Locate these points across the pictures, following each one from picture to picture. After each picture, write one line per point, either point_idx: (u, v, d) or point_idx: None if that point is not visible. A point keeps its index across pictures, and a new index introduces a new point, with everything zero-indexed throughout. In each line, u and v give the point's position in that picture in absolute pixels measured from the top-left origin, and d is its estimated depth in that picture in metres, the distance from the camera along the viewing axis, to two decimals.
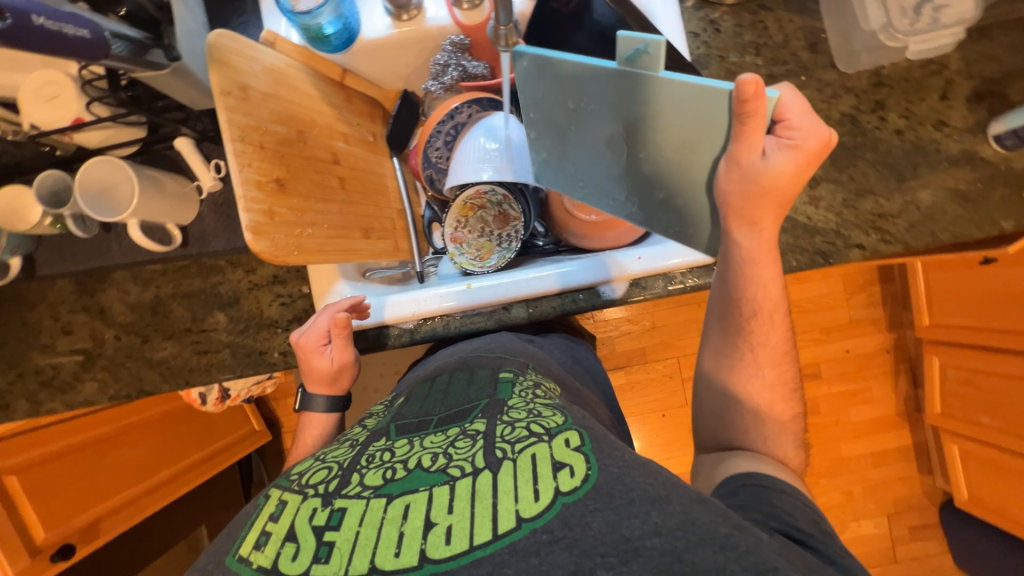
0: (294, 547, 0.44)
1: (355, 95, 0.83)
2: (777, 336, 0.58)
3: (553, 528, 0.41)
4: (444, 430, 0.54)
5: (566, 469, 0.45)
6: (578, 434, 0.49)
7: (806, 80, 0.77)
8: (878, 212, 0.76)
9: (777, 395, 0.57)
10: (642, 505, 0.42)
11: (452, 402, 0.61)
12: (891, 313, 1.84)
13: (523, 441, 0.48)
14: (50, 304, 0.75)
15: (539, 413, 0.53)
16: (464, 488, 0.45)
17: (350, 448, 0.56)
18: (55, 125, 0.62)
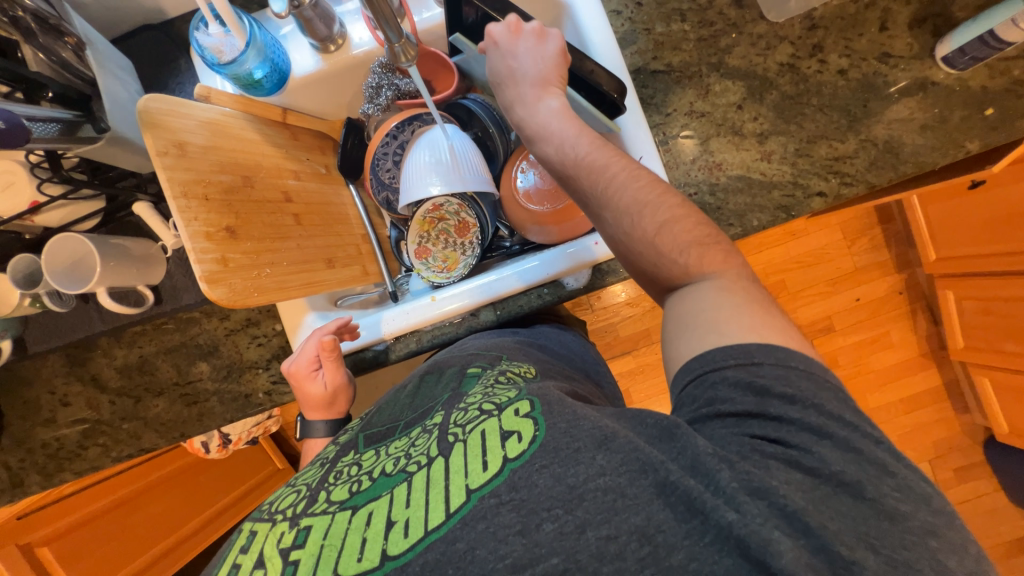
0: (263, 572, 0.48)
1: (300, 132, 0.85)
2: (598, 164, 0.58)
3: (501, 492, 0.44)
4: (408, 433, 0.59)
5: (513, 436, 0.47)
6: (528, 403, 0.51)
7: (737, 38, 0.75)
8: (833, 155, 0.74)
9: (644, 200, 0.54)
10: (587, 451, 0.44)
11: (418, 407, 0.65)
12: (897, 254, 1.78)
13: (474, 422, 0.52)
14: (45, 379, 0.79)
15: (493, 393, 0.57)
16: (420, 480, 0.48)
17: (320, 468, 0.60)
18: (15, 211, 0.65)
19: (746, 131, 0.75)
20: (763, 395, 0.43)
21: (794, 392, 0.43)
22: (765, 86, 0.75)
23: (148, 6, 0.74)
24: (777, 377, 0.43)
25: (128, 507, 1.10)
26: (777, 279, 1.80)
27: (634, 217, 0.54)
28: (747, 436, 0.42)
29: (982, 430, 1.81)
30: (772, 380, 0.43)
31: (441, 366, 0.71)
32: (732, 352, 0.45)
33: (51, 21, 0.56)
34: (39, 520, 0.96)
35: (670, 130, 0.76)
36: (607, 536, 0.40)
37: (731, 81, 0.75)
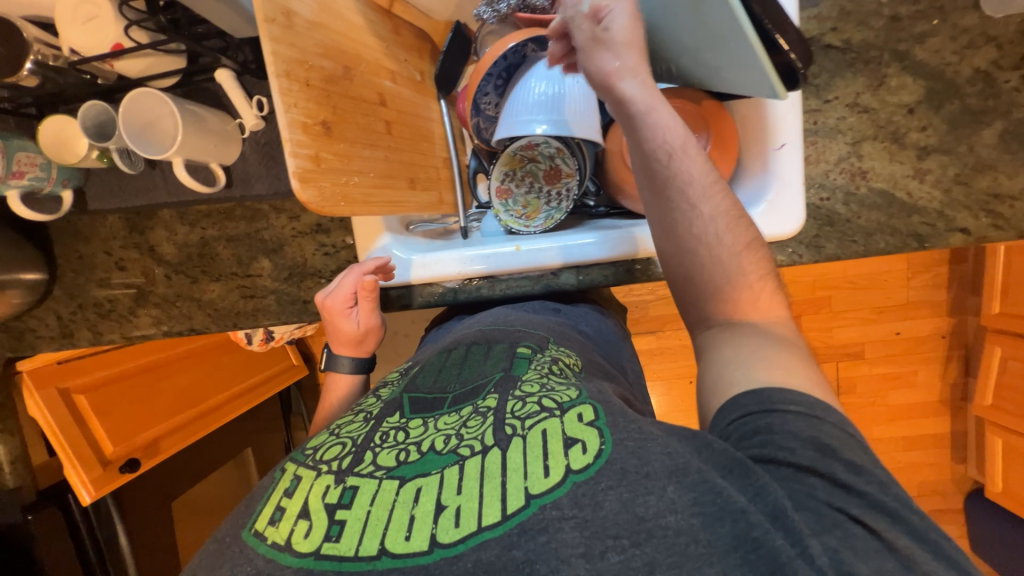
0: (306, 524, 0.42)
1: (402, 26, 0.75)
2: (734, 216, 0.53)
3: (564, 505, 0.39)
4: (458, 409, 0.51)
5: (578, 445, 0.42)
6: (592, 408, 0.46)
7: (937, 26, 0.64)
8: (994, 191, 0.66)
9: (720, 232, 0.52)
10: (658, 479, 0.39)
11: (467, 379, 0.57)
12: (954, 298, 1.71)
13: (534, 417, 0.45)
14: (102, 239, 0.76)
15: (552, 387, 0.50)
16: (474, 466, 0.43)
17: (364, 423, 0.52)
18: (95, 51, 0.58)
19: (908, 141, 0.66)
20: (827, 450, 0.40)
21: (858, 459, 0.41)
22: (948, 92, 0.65)
23: None
24: (839, 437, 0.41)
25: (154, 373, 1.13)
26: (825, 294, 1.73)
27: (755, 273, 0.52)
28: (828, 507, 0.38)
29: (970, 483, 1.84)
30: (836, 441, 0.41)
31: (493, 338, 0.64)
32: (793, 397, 0.43)
33: None
34: (71, 370, 0.97)
35: (823, 121, 0.67)
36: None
37: (912, 78, 0.65)
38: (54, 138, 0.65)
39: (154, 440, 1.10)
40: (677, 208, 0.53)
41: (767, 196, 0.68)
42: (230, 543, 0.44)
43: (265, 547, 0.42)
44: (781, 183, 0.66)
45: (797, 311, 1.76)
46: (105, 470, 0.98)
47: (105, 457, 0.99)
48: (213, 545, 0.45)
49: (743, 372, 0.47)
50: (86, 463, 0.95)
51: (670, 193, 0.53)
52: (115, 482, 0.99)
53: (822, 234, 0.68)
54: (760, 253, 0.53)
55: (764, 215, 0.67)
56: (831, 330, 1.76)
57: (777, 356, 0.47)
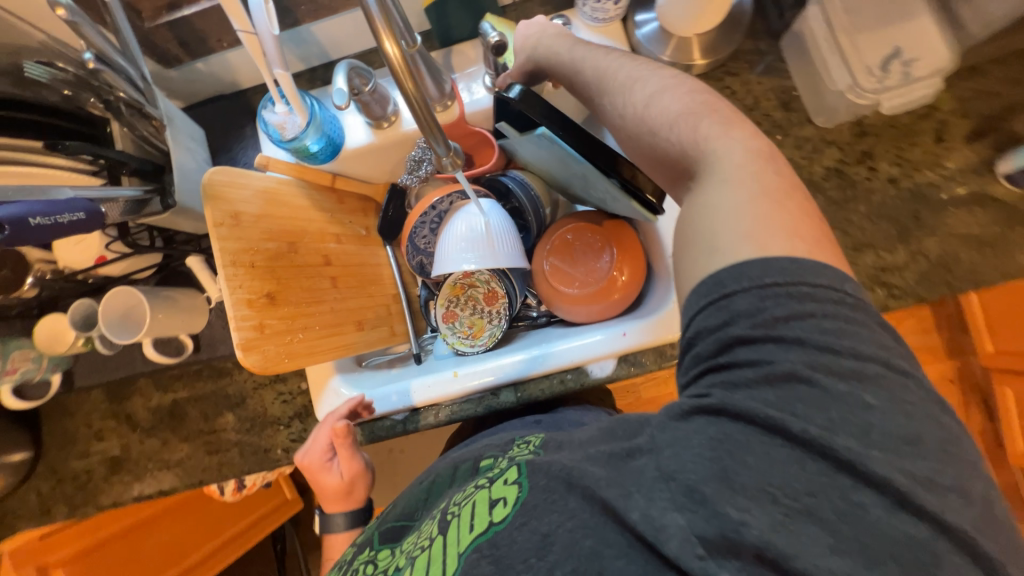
0: None
1: (347, 196, 0.89)
2: (776, 189, 0.44)
3: (482, 548, 0.44)
4: (421, 522, 0.59)
5: (501, 501, 0.47)
6: (517, 467, 0.49)
7: (782, 139, 0.75)
8: (880, 266, 0.72)
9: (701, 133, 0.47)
10: (560, 497, 0.43)
11: (434, 491, 0.65)
12: (950, 340, 1.68)
13: (469, 495, 0.52)
14: (85, 413, 0.83)
15: (491, 465, 0.57)
16: (422, 561, 0.50)
17: (348, 560, 0.65)
18: (83, 265, 0.72)
19: None
20: (725, 346, 0.41)
21: (769, 278, 0.40)
22: (809, 189, 0.74)
23: (225, 80, 0.80)
24: (814, 374, 0.38)
25: (137, 533, 1.12)
26: None
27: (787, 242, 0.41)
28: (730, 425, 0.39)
29: None
30: (782, 355, 0.39)
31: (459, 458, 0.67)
32: (768, 266, 0.40)
33: (142, 109, 0.62)
34: (60, 540, 1.00)
35: None
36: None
37: None
38: (46, 334, 0.75)
39: None
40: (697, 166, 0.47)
41: (672, 297, 0.74)
42: None
43: None
44: None
45: None
46: None
47: None
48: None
49: (708, 249, 0.44)
50: None
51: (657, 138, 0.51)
52: None
53: None
54: (797, 223, 0.42)
55: (671, 315, 0.73)
56: None
57: (765, 228, 0.42)
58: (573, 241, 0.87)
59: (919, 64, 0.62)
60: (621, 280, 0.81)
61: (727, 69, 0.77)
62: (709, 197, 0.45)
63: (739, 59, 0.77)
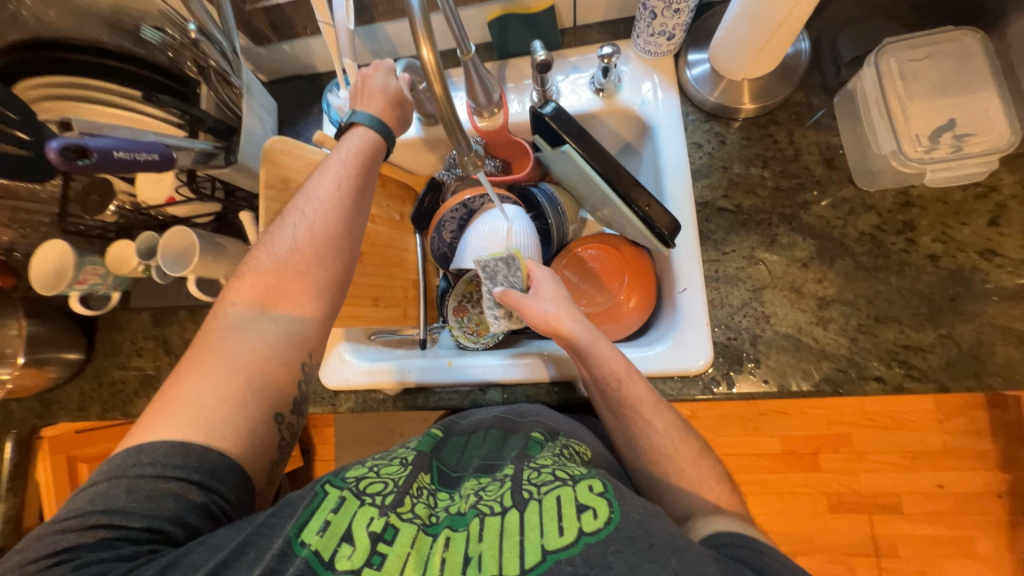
0: (349, 548, 0.50)
1: (389, 181, 0.96)
2: (658, 407, 0.68)
3: (576, 562, 0.47)
4: (480, 478, 0.63)
5: (590, 511, 0.51)
6: (601, 482, 0.55)
7: (818, 195, 0.73)
8: (903, 342, 0.68)
9: (671, 439, 0.66)
10: (662, 551, 0.46)
11: (486, 453, 0.68)
12: (1003, 449, 1.54)
13: (549, 485, 0.55)
14: (132, 330, 0.94)
15: (564, 463, 0.60)
16: (495, 524, 0.52)
17: (402, 468, 0.62)
18: (155, 202, 0.82)
19: (807, 291, 0.71)
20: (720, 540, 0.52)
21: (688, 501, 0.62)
22: (838, 251, 0.71)
23: (304, 62, 0.89)
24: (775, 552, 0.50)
25: None
26: (843, 430, 1.63)
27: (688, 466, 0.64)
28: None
29: None
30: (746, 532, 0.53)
31: (510, 427, 0.72)
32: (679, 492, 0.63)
33: (227, 77, 0.71)
34: (90, 439, 1.11)
35: (723, 269, 0.74)
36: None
37: (802, 237, 0.73)
38: (116, 256, 0.87)
39: None
40: (619, 409, 0.69)
41: (674, 332, 0.74)
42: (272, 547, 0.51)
43: (307, 553, 0.50)
44: (685, 323, 0.72)
45: (811, 448, 1.64)
46: None
47: None
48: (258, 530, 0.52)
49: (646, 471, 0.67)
50: None
51: (626, 412, 0.68)
52: None
53: (731, 372, 0.71)
54: (684, 433, 0.67)
55: (669, 350, 0.72)
56: (854, 473, 1.62)
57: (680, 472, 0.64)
58: (594, 261, 0.88)
59: (973, 140, 0.60)
60: (629, 306, 0.82)
61: (773, 117, 0.77)
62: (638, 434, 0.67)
63: (787, 109, 0.76)
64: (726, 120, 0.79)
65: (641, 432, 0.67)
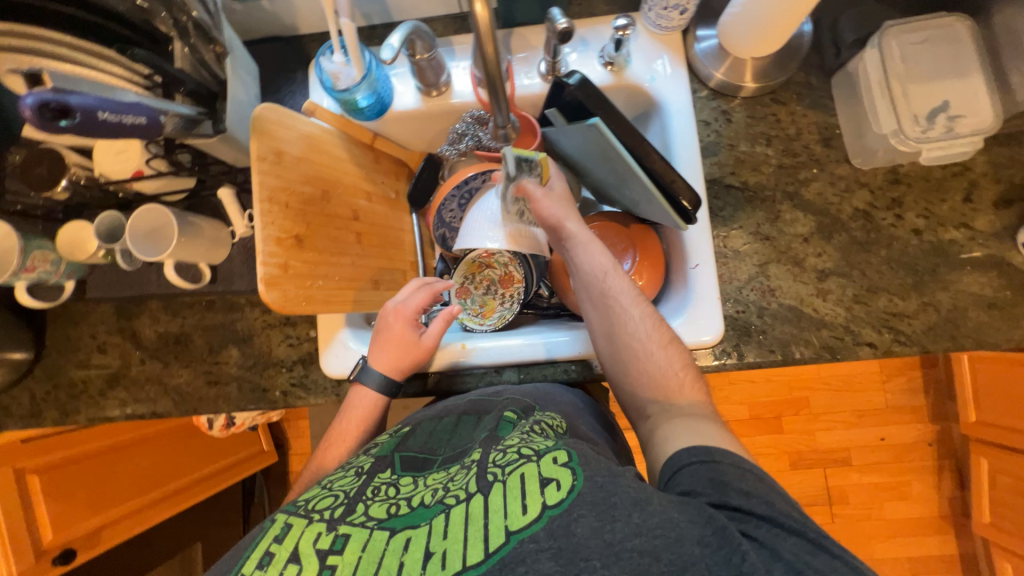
0: (296, 568, 0.47)
1: (383, 157, 0.90)
2: (643, 307, 0.67)
3: (540, 538, 0.44)
4: (447, 468, 0.58)
5: (553, 483, 0.47)
6: (566, 452, 0.51)
7: (817, 173, 0.77)
8: (891, 310, 0.73)
9: (648, 331, 0.65)
10: (623, 509, 0.45)
11: (457, 442, 0.64)
12: (935, 404, 1.75)
13: (513, 463, 0.51)
14: (91, 323, 0.84)
15: (530, 437, 0.55)
16: (458, 513, 0.48)
17: (356, 477, 0.58)
18: (119, 176, 0.72)
19: (807, 265, 0.75)
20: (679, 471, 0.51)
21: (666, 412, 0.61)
22: (835, 226, 0.76)
23: (285, 23, 0.81)
24: (733, 475, 0.49)
25: (116, 455, 1.13)
26: (802, 394, 1.77)
27: (670, 375, 0.63)
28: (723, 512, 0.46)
29: None
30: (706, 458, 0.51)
31: (482, 409, 0.68)
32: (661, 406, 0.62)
33: (209, 32, 0.63)
34: (39, 448, 0.99)
35: (731, 246, 0.77)
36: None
37: (803, 213, 0.76)
38: (69, 238, 0.76)
39: (98, 529, 1.08)
40: (602, 305, 0.68)
41: (687, 307, 0.75)
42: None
43: None
44: (697, 298, 0.74)
45: (775, 412, 1.77)
46: (38, 562, 0.96)
47: (42, 546, 0.98)
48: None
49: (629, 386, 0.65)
50: (19, 551, 0.93)
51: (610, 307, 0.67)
52: None
53: (740, 344, 0.75)
54: (675, 345, 0.65)
55: (684, 324, 0.73)
56: (812, 433, 1.77)
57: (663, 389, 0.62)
58: (594, 240, 0.88)
59: (964, 121, 0.65)
60: (637, 285, 0.83)
61: (775, 97, 0.79)
62: (622, 339, 0.66)
63: (788, 89, 0.79)
64: (730, 97, 0.80)
65: (624, 333, 0.66)
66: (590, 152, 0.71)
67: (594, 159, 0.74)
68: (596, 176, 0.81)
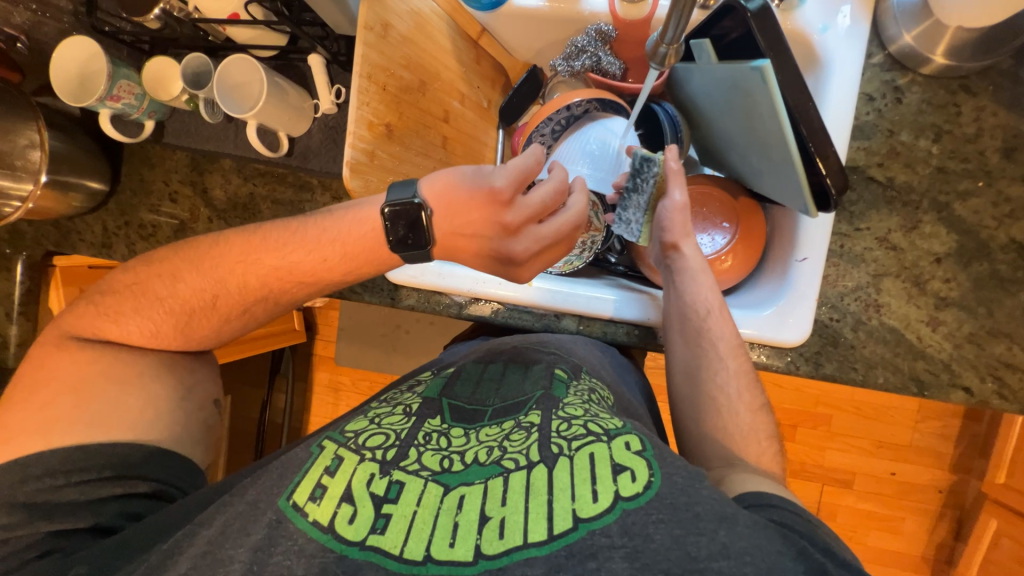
0: (350, 510, 0.44)
1: (484, 57, 0.81)
2: (739, 359, 0.64)
3: (612, 534, 0.40)
4: (499, 423, 0.52)
5: (627, 473, 0.43)
6: (638, 439, 0.47)
7: (981, 187, 0.66)
8: (1006, 360, 0.66)
9: (738, 389, 0.62)
10: (709, 522, 0.40)
11: (508, 393, 0.58)
12: (962, 455, 1.68)
13: (580, 439, 0.46)
14: (165, 170, 0.83)
15: (595, 412, 0.51)
16: (518, 481, 0.44)
17: (405, 418, 0.54)
18: (215, 15, 0.67)
19: (929, 288, 0.67)
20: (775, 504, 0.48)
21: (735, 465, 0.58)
22: (979, 253, 0.66)
23: None
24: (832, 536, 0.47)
25: None
26: (826, 411, 1.73)
27: (750, 438, 0.60)
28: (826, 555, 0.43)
29: None
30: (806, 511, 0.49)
31: (529, 359, 0.63)
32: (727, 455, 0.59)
33: None
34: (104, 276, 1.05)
35: (849, 246, 0.68)
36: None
37: (946, 230, 0.66)
38: (154, 75, 0.73)
39: None
40: (698, 343, 0.64)
41: (777, 301, 0.68)
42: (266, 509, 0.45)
43: (306, 524, 0.44)
44: (794, 294, 0.67)
45: (793, 421, 1.74)
46: None
47: None
48: (243, 507, 0.46)
49: (698, 430, 0.63)
50: None
51: (705, 347, 0.64)
52: None
53: (823, 353, 0.69)
54: (762, 407, 0.63)
55: (769, 317, 0.67)
56: (823, 450, 1.74)
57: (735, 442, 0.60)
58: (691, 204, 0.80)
59: None
60: (724, 265, 0.75)
61: (965, 84, 0.66)
62: (707, 385, 0.63)
63: (985, 77, 0.65)
64: (908, 72, 0.67)
65: (713, 379, 0.63)
66: (731, 101, 0.62)
67: (729, 113, 0.65)
68: (716, 132, 0.72)
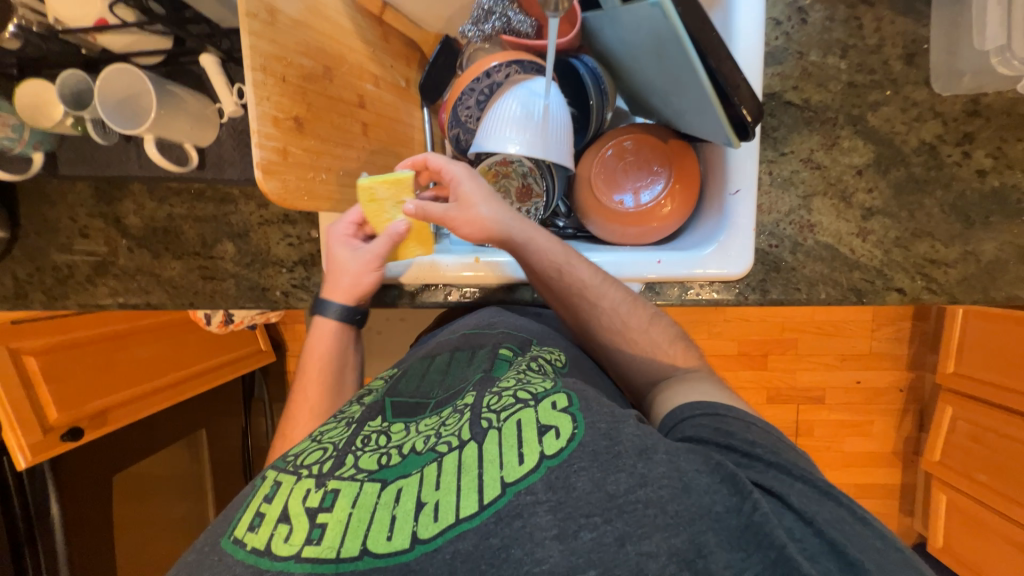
0: (287, 528, 0.42)
1: (392, 34, 0.78)
2: (614, 291, 0.65)
3: (537, 490, 0.40)
4: (438, 413, 0.52)
5: (551, 431, 0.43)
6: (566, 396, 0.46)
7: (890, 96, 0.68)
8: (930, 257, 0.70)
9: (626, 314, 0.65)
10: (628, 459, 0.41)
11: (451, 383, 0.57)
12: (915, 354, 1.81)
13: (509, 409, 0.46)
14: (69, 205, 0.77)
15: (528, 378, 0.51)
16: (452, 462, 0.43)
17: (346, 428, 0.52)
18: (79, 24, 0.60)
19: (855, 201, 0.70)
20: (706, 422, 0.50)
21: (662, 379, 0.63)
22: (896, 159, 0.69)
23: None
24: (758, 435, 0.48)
25: (116, 343, 1.15)
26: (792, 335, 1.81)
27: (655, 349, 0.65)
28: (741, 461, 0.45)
29: (915, 536, 1.92)
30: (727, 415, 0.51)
31: (475, 344, 0.64)
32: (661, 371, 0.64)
33: None
34: (33, 330, 0.98)
35: (778, 172, 0.70)
36: (648, 553, 0.37)
37: (863, 142, 0.69)
38: (27, 102, 0.65)
39: (102, 411, 1.11)
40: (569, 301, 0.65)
41: (718, 238, 0.69)
42: (207, 553, 0.43)
43: (244, 554, 0.42)
44: (734, 228, 0.68)
45: (763, 350, 1.82)
46: (46, 437, 0.99)
47: (48, 424, 0.99)
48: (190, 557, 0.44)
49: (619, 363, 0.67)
50: (27, 428, 0.95)
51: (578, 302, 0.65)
52: (57, 449, 1.01)
53: (767, 279, 0.71)
54: (663, 324, 0.66)
55: (713, 255, 0.68)
56: (793, 372, 1.84)
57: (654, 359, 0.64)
58: (628, 154, 0.80)
59: None
60: (664, 210, 0.77)
61: None
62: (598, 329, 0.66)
63: None
64: None
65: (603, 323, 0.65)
66: (642, 43, 0.61)
67: (642, 55, 0.64)
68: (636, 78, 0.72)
